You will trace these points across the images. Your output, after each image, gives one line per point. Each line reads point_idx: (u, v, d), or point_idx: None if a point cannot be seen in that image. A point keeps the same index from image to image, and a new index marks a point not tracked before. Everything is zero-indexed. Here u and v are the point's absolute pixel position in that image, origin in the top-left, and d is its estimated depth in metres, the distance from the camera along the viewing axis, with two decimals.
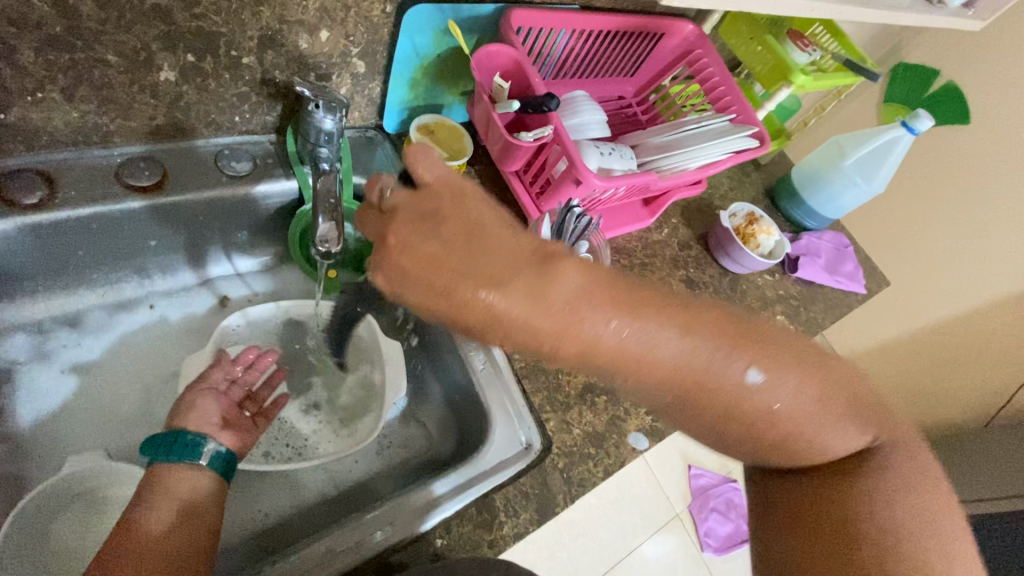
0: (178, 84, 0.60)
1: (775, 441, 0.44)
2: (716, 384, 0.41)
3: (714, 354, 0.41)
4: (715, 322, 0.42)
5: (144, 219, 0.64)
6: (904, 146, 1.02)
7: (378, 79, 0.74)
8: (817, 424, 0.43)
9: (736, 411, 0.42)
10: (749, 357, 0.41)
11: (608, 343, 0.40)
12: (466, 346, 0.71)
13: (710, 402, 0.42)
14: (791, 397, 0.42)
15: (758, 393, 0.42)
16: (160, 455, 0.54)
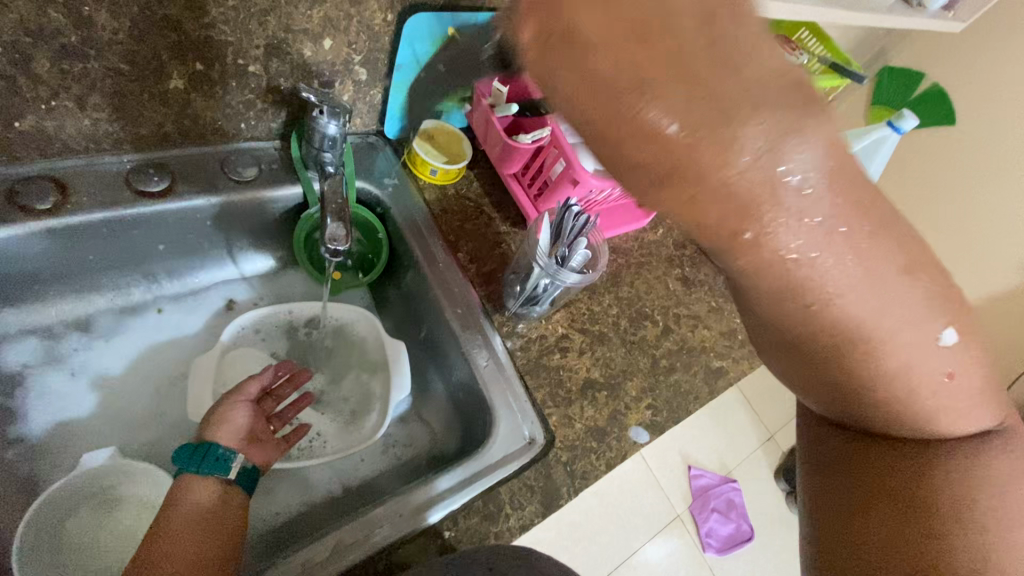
0: (187, 92, 0.62)
1: (916, 408, 0.36)
2: (892, 336, 0.33)
3: (910, 305, 0.32)
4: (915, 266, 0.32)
5: (153, 224, 0.65)
6: (890, 144, 1.02)
7: (379, 86, 0.75)
8: (963, 405, 0.37)
9: (898, 369, 0.34)
10: (939, 312, 0.33)
11: (795, 265, 0.29)
12: (469, 344, 0.73)
13: (872, 354, 0.33)
14: (964, 365, 0.35)
15: (941, 356, 0.33)
16: (191, 467, 0.55)
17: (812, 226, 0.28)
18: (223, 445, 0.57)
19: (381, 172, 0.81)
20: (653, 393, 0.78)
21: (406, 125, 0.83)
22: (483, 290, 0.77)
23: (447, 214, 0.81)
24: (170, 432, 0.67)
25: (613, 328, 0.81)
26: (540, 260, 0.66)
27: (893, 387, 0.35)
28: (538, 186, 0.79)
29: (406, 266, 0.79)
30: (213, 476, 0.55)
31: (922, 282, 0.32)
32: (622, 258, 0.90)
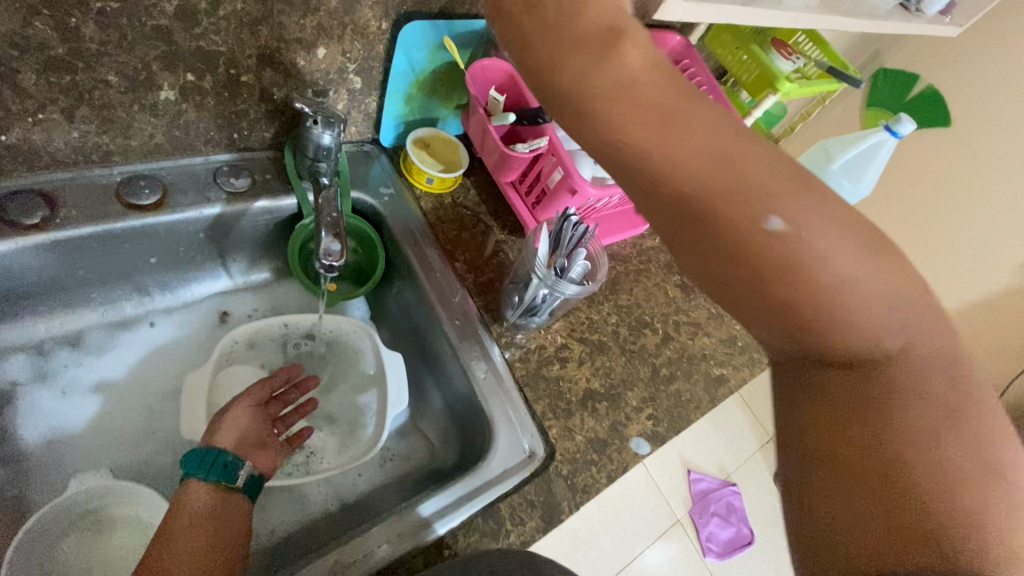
0: (178, 103, 0.61)
1: (805, 312, 0.33)
2: (728, 219, 0.33)
3: (740, 186, 0.33)
4: (754, 154, 0.34)
5: (144, 237, 0.64)
6: (889, 148, 1.02)
7: (374, 94, 0.75)
8: (866, 314, 0.33)
9: (745, 252, 0.33)
10: (772, 197, 0.33)
11: (627, 139, 0.35)
12: (467, 356, 0.72)
13: (717, 241, 0.34)
14: (836, 253, 0.33)
15: (780, 239, 0.32)
16: (199, 474, 0.54)
17: (675, 131, 0.34)
18: (232, 454, 0.57)
19: (377, 181, 0.80)
20: (654, 403, 0.77)
21: (402, 133, 0.82)
22: (481, 300, 0.76)
23: (443, 223, 0.80)
24: (163, 449, 0.65)
25: (613, 337, 0.80)
26: (538, 271, 0.65)
27: (751, 273, 0.33)
28: (536, 194, 0.78)
29: (402, 276, 0.78)
30: (220, 484, 0.55)
31: (744, 168, 0.34)
32: (620, 265, 0.89)
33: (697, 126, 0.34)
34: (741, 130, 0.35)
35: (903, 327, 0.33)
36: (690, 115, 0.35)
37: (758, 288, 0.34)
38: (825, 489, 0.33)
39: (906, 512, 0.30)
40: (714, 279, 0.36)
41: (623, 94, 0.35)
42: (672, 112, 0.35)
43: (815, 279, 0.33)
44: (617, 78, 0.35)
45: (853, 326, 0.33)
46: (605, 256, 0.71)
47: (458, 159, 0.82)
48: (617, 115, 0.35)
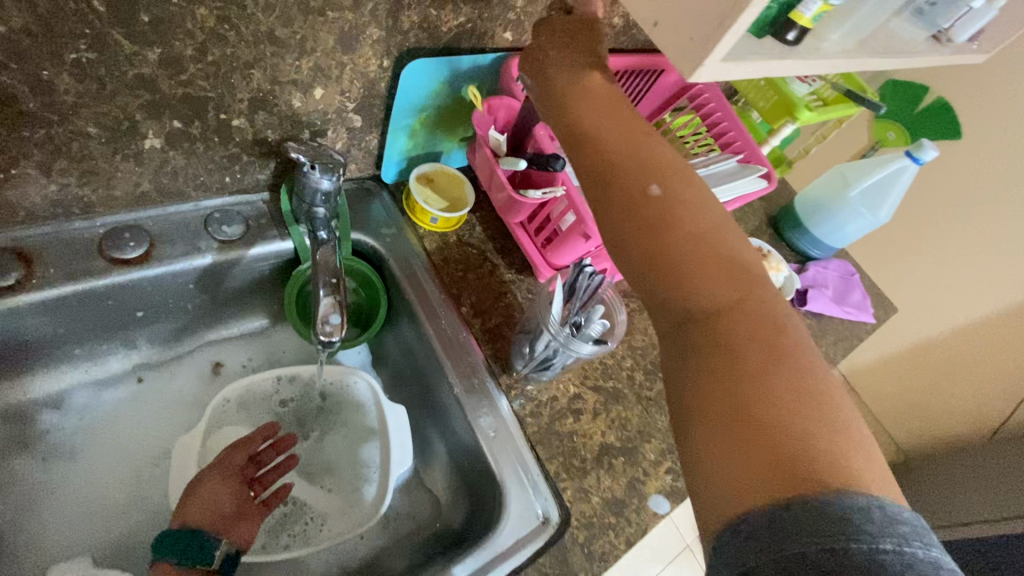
0: (164, 151, 0.57)
1: (676, 258, 0.41)
2: (612, 176, 0.44)
3: (636, 167, 0.44)
4: (649, 148, 0.45)
5: (131, 293, 0.60)
6: (910, 175, 0.98)
7: (376, 131, 0.70)
8: (717, 262, 0.41)
9: (641, 209, 0.42)
10: (655, 174, 0.43)
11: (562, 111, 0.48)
12: (474, 410, 0.67)
13: (615, 196, 0.44)
14: (697, 215, 0.42)
15: (661, 200, 0.42)
16: (172, 558, 0.53)
17: (607, 125, 0.46)
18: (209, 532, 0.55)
19: (379, 220, 0.76)
20: (673, 454, 0.72)
21: (404, 168, 0.77)
22: (489, 348, 0.71)
23: (448, 265, 0.75)
24: (152, 519, 0.61)
25: (628, 383, 0.75)
26: (551, 328, 0.63)
27: (641, 227, 0.42)
28: (547, 234, 0.74)
29: (405, 321, 0.73)
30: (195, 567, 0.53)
31: (636, 154, 0.44)
32: (633, 301, 0.83)
33: (612, 128, 0.46)
34: (645, 135, 0.46)
35: (738, 284, 0.40)
36: (620, 123, 0.46)
37: (642, 249, 0.42)
38: (699, 431, 0.36)
39: (757, 434, 0.34)
40: (617, 245, 0.44)
41: (577, 102, 0.47)
42: (605, 112, 0.47)
43: (682, 236, 0.41)
44: (584, 100, 0.47)
45: (710, 278, 0.40)
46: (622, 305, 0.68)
47: (463, 196, 0.78)
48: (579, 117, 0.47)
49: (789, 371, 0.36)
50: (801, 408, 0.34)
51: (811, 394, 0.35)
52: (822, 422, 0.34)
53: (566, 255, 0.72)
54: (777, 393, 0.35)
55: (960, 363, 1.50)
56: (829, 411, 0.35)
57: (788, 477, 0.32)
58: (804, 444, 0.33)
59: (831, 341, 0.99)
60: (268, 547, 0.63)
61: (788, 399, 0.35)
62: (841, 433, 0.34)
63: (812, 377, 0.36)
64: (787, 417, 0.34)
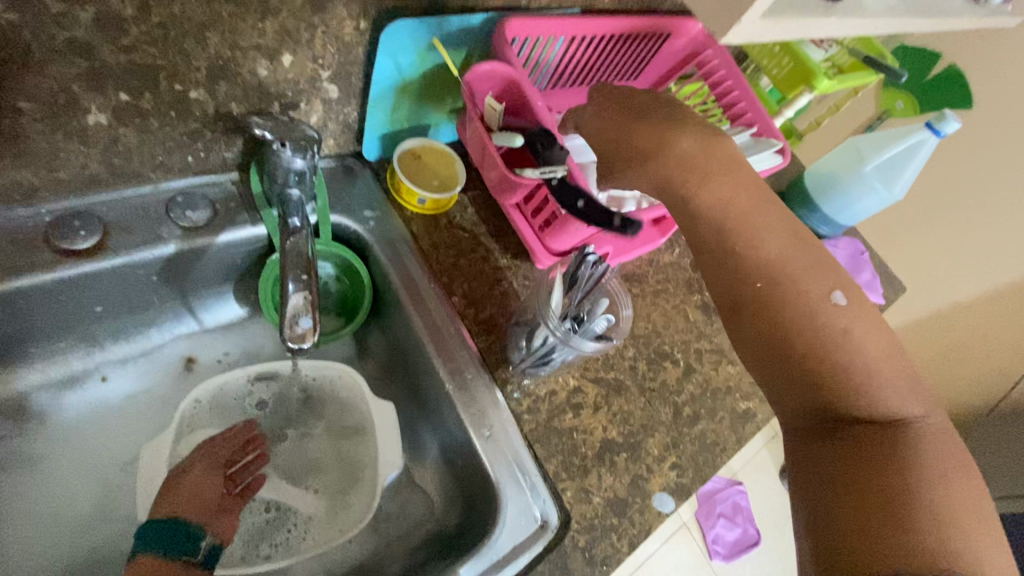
0: (113, 127, 0.51)
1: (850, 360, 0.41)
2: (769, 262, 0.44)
3: (812, 268, 0.44)
4: (825, 256, 0.45)
5: (86, 287, 0.54)
6: (928, 149, 0.92)
7: (354, 102, 0.63)
8: (895, 374, 0.41)
9: (812, 311, 0.42)
10: (834, 281, 0.43)
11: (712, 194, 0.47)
12: (469, 408, 0.63)
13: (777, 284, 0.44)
14: (878, 326, 0.42)
15: (842, 310, 0.42)
16: (157, 549, 0.51)
17: (774, 223, 0.45)
18: (194, 525, 0.53)
19: (361, 202, 0.69)
20: (677, 449, 0.68)
21: (388, 144, 0.71)
22: (483, 341, 0.66)
23: (438, 250, 0.70)
24: (122, 530, 0.57)
25: (630, 374, 0.71)
26: (550, 323, 0.59)
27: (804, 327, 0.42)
28: (546, 216, 0.68)
29: (392, 312, 0.68)
30: (180, 559, 0.51)
31: (808, 255, 0.44)
32: (636, 287, 0.78)
33: (779, 230, 0.45)
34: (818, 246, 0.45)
35: (917, 400, 0.41)
36: (785, 226, 0.45)
37: (791, 337, 0.42)
38: (836, 496, 0.38)
39: (907, 518, 0.35)
40: (766, 330, 0.43)
41: (733, 190, 0.46)
42: (766, 205, 0.46)
43: (857, 343, 0.41)
44: (730, 179, 0.46)
45: (887, 388, 0.41)
46: (626, 295, 0.63)
47: (453, 174, 0.71)
48: (735, 201, 0.45)
49: (961, 483, 0.37)
50: (969, 518, 0.36)
51: (978, 508, 0.36)
52: (983, 533, 0.35)
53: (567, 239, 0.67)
54: (945, 494, 0.36)
55: (963, 339, 1.48)
56: (995, 529, 0.36)
57: (931, 563, 0.34)
58: (955, 538, 0.34)
59: None
60: (247, 559, 0.60)
61: (960, 510, 0.36)
62: (997, 545, 0.35)
63: (978, 494, 0.37)
64: (949, 515, 0.35)
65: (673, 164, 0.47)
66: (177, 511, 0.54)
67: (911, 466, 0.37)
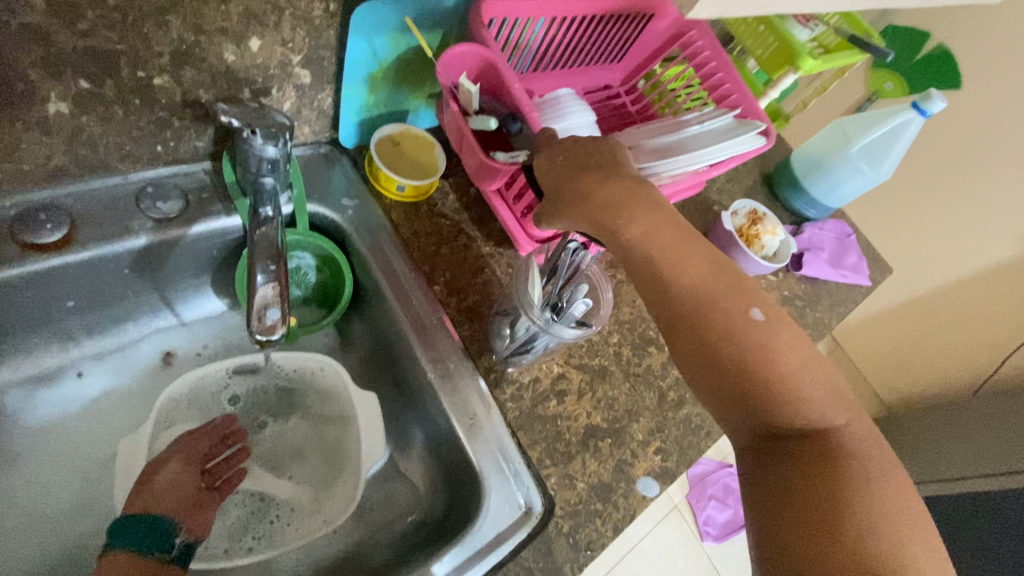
0: (74, 116, 0.49)
1: (775, 378, 0.43)
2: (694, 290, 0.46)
3: (734, 292, 0.45)
4: (744, 278, 0.47)
5: (56, 281, 0.53)
6: (914, 129, 0.91)
7: (329, 88, 0.62)
8: (820, 389, 0.44)
9: (734, 337, 0.44)
10: (755, 301, 0.45)
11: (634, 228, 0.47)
12: (449, 396, 0.62)
13: (699, 310, 0.45)
14: (800, 343, 0.45)
15: (763, 332, 0.44)
16: (132, 545, 0.50)
17: (693, 249, 0.47)
18: (169, 519, 0.53)
19: (340, 190, 0.68)
20: (662, 434, 0.68)
21: (367, 131, 0.69)
22: (466, 329, 0.66)
23: (419, 238, 0.69)
24: (102, 527, 0.56)
25: (615, 359, 0.70)
26: (533, 314, 0.58)
27: (730, 354, 0.44)
28: (527, 202, 0.67)
29: (374, 303, 0.68)
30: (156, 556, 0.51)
31: (728, 279, 0.46)
32: (620, 272, 0.77)
33: (702, 258, 0.47)
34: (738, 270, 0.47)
35: (841, 407, 0.44)
36: (705, 254, 0.47)
37: (723, 363, 0.44)
38: (774, 511, 0.41)
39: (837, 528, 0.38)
40: (697, 356, 0.45)
41: (658, 223, 0.47)
42: (685, 232, 0.47)
43: (778, 362, 0.43)
44: (648, 213, 0.47)
45: (811, 400, 0.43)
46: (609, 284, 0.63)
47: (432, 161, 0.70)
48: (659, 234, 0.47)
49: (882, 485, 0.39)
50: (895, 518, 0.38)
51: (900, 506, 0.39)
52: (906, 530, 0.38)
53: None
54: (867, 499, 0.39)
55: (958, 319, 1.45)
56: (919, 525, 0.39)
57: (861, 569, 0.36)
58: (881, 540, 0.37)
59: (826, 306, 0.93)
60: (230, 552, 0.59)
61: (884, 513, 0.38)
62: (922, 540, 0.38)
63: (899, 491, 0.40)
64: (873, 520, 0.38)
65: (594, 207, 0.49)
66: (153, 509, 0.53)
67: (836, 476, 0.40)
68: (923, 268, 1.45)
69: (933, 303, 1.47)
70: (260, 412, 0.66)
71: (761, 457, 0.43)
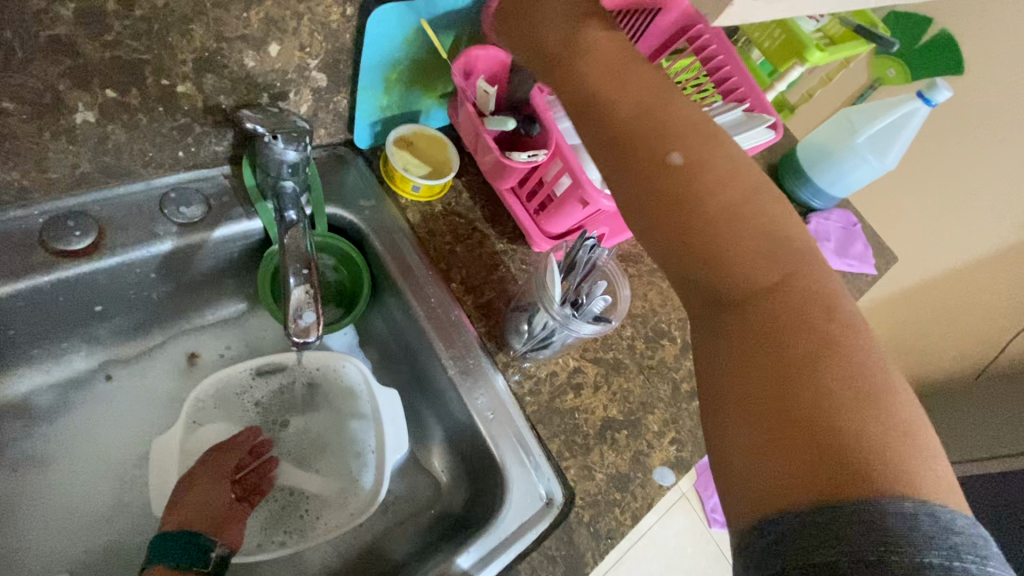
0: (101, 125, 0.50)
1: (710, 233, 0.35)
2: (623, 130, 0.39)
3: (664, 129, 0.39)
4: (686, 117, 0.39)
5: (85, 286, 0.54)
6: (920, 119, 0.91)
7: (344, 90, 0.63)
8: (765, 249, 0.35)
9: (657, 182, 0.37)
10: (680, 141, 0.38)
11: (584, 80, 0.41)
12: (468, 390, 0.64)
13: (632, 157, 0.38)
14: (733, 180, 0.37)
15: (678, 171, 0.37)
16: (171, 562, 0.52)
17: (630, 87, 0.41)
18: (205, 536, 0.54)
19: (356, 191, 0.69)
20: (676, 424, 0.69)
21: (380, 132, 0.70)
22: (483, 326, 0.67)
23: (435, 237, 0.70)
24: (138, 523, 0.58)
25: (628, 352, 0.72)
26: (553, 309, 0.59)
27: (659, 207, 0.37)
28: (539, 200, 0.69)
29: (391, 300, 0.69)
30: (191, 569, 0.52)
31: (658, 116, 0.39)
32: (631, 266, 0.78)
33: (632, 93, 0.40)
34: (671, 96, 0.40)
35: (779, 262, 0.35)
36: (648, 87, 0.40)
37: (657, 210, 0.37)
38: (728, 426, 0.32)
39: (798, 437, 0.29)
40: (638, 197, 0.38)
41: (606, 71, 0.41)
42: (633, 72, 0.41)
43: (702, 200, 0.36)
44: (596, 62, 0.41)
45: (745, 255, 0.35)
46: (624, 277, 0.64)
47: (445, 160, 0.71)
48: (588, 81, 0.41)
49: (838, 362, 0.31)
50: (861, 408, 0.29)
51: (865, 387, 0.30)
52: (883, 426, 0.29)
53: (561, 223, 0.68)
54: (826, 390, 0.30)
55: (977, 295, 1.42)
56: (892, 405, 0.30)
57: (815, 463, 0.28)
58: (835, 417, 0.29)
59: None
60: (263, 546, 0.61)
61: (847, 407, 0.29)
62: (902, 434, 0.29)
63: (868, 368, 0.31)
64: (834, 417, 0.29)
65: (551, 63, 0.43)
66: (188, 523, 0.55)
67: (789, 365, 0.31)
68: (939, 253, 1.39)
69: (950, 282, 1.43)
70: (286, 411, 0.68)
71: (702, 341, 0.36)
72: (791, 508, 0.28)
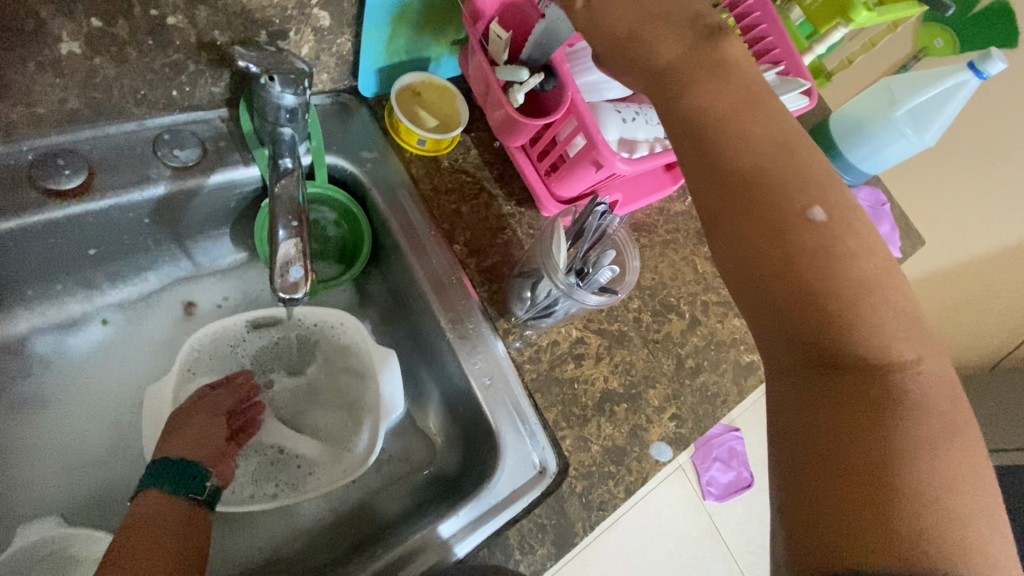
0: (88, 57, 0.47)
1: (838, 296, 0.33)
2: (753, 163, 0.36)
3: (797, 176, 0.35)
4: (820, 167, 0.36)
5: (76, 229, 0.52)
6: (968, 93, 0.83)
7: (348, 31, 0.59)
8: (890, 319, 0.32)
9: (788, 234, 0.34)
10: (818, 196, 0.35)
11: (712, 105, 0.38)
12: (466, 356, 0.62)
13: (760, 197, 0.35)
14: (865, 250, 0.34)
15: (818, 228, 0.34)
16: (166, 486, 0.50)
17: (762, 125, 0.37)
18: (198, 464, 0.53)
19: (358, 141, 0.66)
20: (678, 401, 0.67)
21: (386, 80, 0.66)
22: (484, 290, 0.65)
23: (439, 195, 0.67)
24: (133, 468, 0.59)
25: (634, 326, 0.69)
26: (558, 280, 0.57)
27: (778, 247, 0.34)
28: (552, 162, 0.65)
29: (392, 260, 0.67)
30: (187, 497, 0.51)
31: (791, 163, 0.36)
32: (642, 236, 0.75)
33: (765, 132, 0.37)
34: (808, 148, 0.37)
35: (902, 330, 0.32)
36: (780, 128, 0.37)
37: (776, 256, 0.34)
38: (810, 479, 0.30)
39: (895, 513, 0.28)
40: (756, 235, 0.35)
41: (738, 103, 0.37)
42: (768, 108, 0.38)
43: (839, 260, 0.33)
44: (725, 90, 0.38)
45: (873, 320, 0.32)
46: (632, 244, 0.61)
47: (453, 113, 0.67)
48: (715, 105, 0.38)
49: (955, 452, 0.29)
50: (961, 494, 0.29)
51: (973, 475, 0.29)
52: (984, 518, 0.28)
53: (572, 185, 0.64)
54: (939, 475, 0.29)
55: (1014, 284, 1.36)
56: (987, 499, 0.29)
57: (920, 548, 0.27)
58: (946, 501, 0.28)
59: None
60: (254, 497, 0.61)
61: (955, 493, 0.28)
62: (994, 522, 0.29)
63: (979, 457, 0.30)
64: (938, 500, 0.28)
65: (656, 82, 0.40)
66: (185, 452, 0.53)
67: (906, 442, 0.29)
68: (972, 239, 1.33)
69: (981, 269, 1.37)
70: (281, 368, 0.67)
71: (789, 387, 0.34)
72: (865, 570, 0.27)
